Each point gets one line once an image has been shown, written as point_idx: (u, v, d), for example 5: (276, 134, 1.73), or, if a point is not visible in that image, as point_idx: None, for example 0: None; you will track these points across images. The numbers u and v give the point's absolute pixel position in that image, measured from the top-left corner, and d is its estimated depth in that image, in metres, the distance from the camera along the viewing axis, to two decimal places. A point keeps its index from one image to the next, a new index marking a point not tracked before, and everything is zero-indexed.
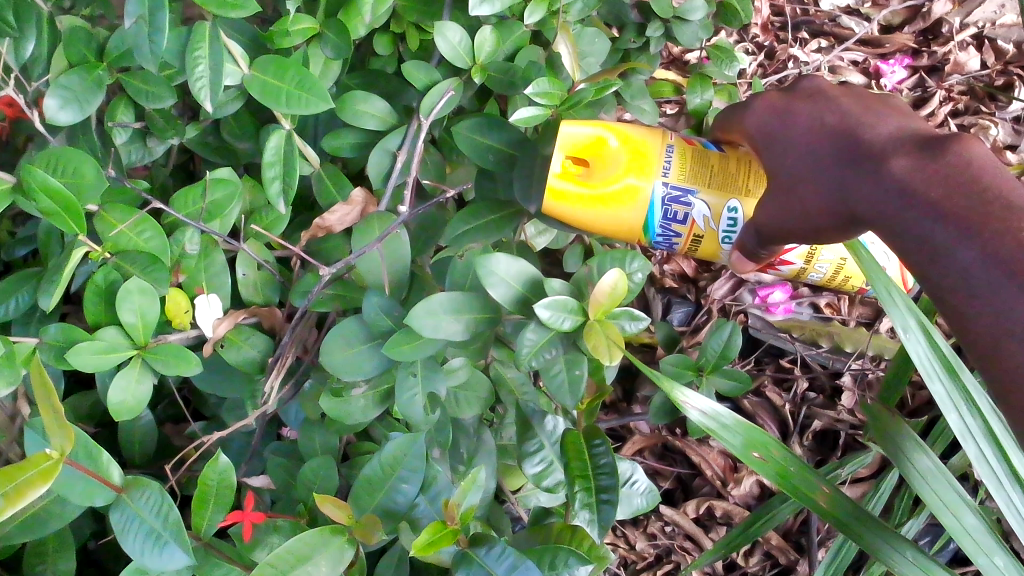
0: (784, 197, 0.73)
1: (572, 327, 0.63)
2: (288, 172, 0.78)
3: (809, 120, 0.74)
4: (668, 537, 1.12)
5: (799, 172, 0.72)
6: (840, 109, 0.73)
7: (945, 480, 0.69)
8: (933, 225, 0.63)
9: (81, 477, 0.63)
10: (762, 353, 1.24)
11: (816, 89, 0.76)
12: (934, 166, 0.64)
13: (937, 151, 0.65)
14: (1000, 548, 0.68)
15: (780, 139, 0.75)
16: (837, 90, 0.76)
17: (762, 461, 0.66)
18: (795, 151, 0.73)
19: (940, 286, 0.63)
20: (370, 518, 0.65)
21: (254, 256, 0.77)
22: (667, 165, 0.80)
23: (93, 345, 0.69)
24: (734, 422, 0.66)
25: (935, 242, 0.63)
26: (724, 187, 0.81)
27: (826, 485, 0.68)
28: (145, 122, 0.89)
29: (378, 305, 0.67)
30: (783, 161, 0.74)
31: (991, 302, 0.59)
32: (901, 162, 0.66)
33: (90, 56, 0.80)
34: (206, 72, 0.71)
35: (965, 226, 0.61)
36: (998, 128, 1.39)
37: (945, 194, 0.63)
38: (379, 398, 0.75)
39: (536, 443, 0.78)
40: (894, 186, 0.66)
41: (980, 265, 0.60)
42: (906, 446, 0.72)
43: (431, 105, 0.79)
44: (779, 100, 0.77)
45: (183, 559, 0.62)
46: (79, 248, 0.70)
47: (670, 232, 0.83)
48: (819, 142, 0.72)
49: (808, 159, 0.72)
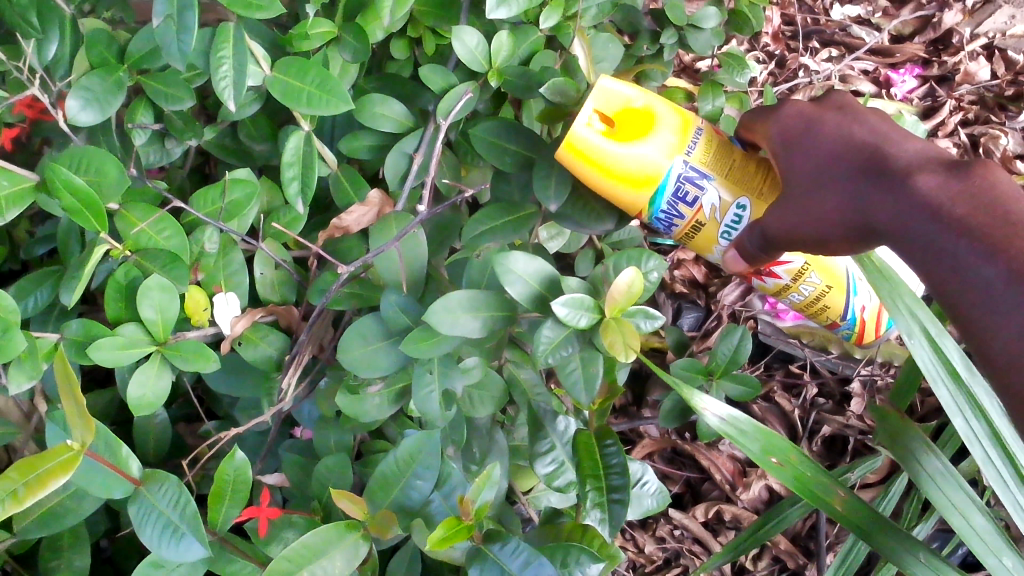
0: (799, 204, 0.74)
1: (588, 324, 0.64)
2: (306, 172, 0.79)
3: (835, 133, 0.75)
4: (677, 541, 1.12)
5: (821, 180, 0.73)
6: (867, 125, 0.75)
7: (956, 483, 0.71)
8: (957, 242, 0.66)
9: (102, 469, 0.64)
10: (772, 358, 1.25)
11: (844, 103, 0.78)
12: (960, 187, 0.67)
13: (965, 173, 0.68)
14: (1010, 549, 0.70)
15: (802, 146, 0.76)
16: (863, 107, 0.78)
17: (779, 465, 0.68)
18: (818, 160, 0.74)
19: (958, 300, 0.65)
20: (386, 516, 0.66)
21: (272, 255, 0.78)
22: (693, 145, 0.79)
23: (113, 341, 0.70)
24: (751, 428, 0.70)
25: (957, 259, 0.66)
26: (742, 183, 0.80)
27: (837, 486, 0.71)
28: (165, 123, 0.90)
29: (396, 303, 0.68)
30: (802, 168, 0.75)
31: (1011, 317, 0.62)
32: (928, 180, 0.69)
33: (111, 57, 0.81)
34: (230, 72, 0.72)
35: (989, 244, 0.64)
36: (1007, 138, 1.38)
37: (971, 213, 0.66)
38: (394, 395, 0.76)
39: (547, 443, 0.79)
40: (920, 202, 0.68)
41: (1003, 280, 0.62)
42: (918, 450, 0.74)
43: (448, 107, 0.80)
44: (803, 109, 0.78)
45: (202, 551, 0.63)
46: (101, 245, 0.71)
47: (674, 213, 0.81)
48: (844, 154, 0.73)
49: (831, 169, 0.73)
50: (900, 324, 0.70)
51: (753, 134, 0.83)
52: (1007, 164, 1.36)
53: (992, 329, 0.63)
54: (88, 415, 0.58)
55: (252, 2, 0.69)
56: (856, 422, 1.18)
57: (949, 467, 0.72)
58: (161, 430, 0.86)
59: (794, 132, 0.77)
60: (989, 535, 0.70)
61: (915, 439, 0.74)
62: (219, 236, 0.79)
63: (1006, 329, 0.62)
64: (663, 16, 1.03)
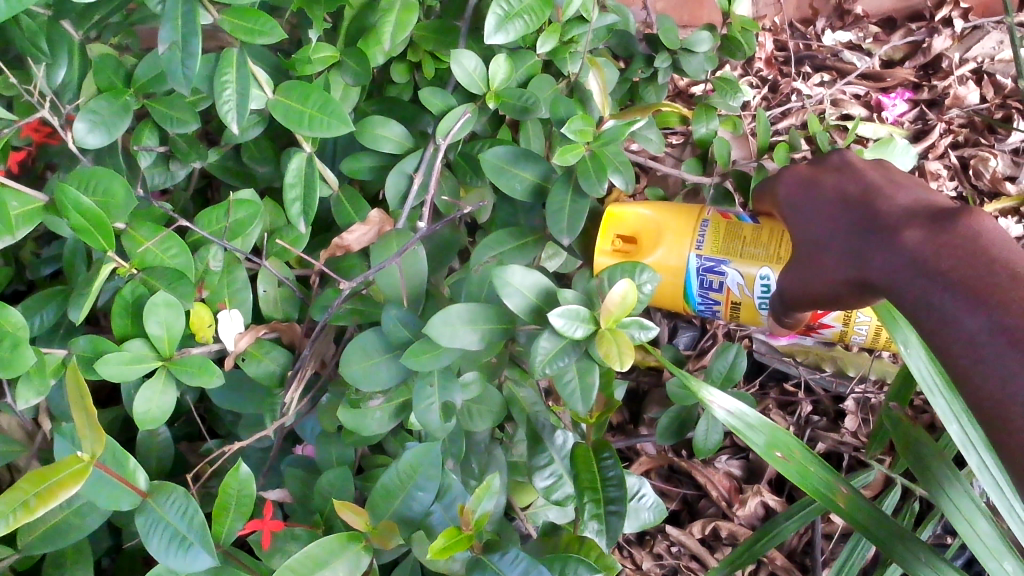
0: (807, 264, 0.77)
1: (584, 335, 0.66)
2: (308, 193, 0.81)
3: (833, 192, 0.78)
4: (674, 557, 1.13)
5: (820, 241, 0.76)
6: (863, 183, 0.77)
7: (960, 487, 0.74)
8: (942, 294, 0.65)
9: (109, 481, 0.65)
10: (767, 377, 1.27)
11: (845, 163, 0.81)
12: (944, 239, 0.67)
13: (949, 226, 0.68)
14: (1010, 552, 0.72)
15: (804, 208, 0.80)
16: (864, 164, 0.80)
17: (783, 459, 0.71)
18: (819, 220, 0.77)
19: (948, 352, 0.65)
20: (387, 525, 0.68)
21: (275, 273, 0.80)
22: (700, 239, 0.89)
23: (120, 355, 0.72)
24: (759, 422, 0.72)
25: (942, 311, 0.65)
26: (758, 255, 0.86)
27: (845, 484, 0.75)
28: (169, 146, 0.92)
29: (397, 317, 0.70)
30: (805, 229, 0.78)
31: (996, 368, 0.61)
32: (914, 234, 0.69)
33: (117, 82, 0.83)
34: (233, 96, 0.74)
35: (974, 294, 0.63)
36: (997, 160, 1.41)
37: (956, 265, 0.65)
38: (395, 409, 0.77)
39: (545, 457, 0.80)
40: (907, 256, 0.68)
41: (986, 330, 0.61)
42: (932, 462, 0.76)
43: (448, 127, 0.83)
44: (806, 175, 0.82)
45: (209, 561, 0.64)
46: (109, 264, 0.73)
47: (710, 299, 0.90)
48: (840, 212, 0.76)
49: (831, 231, 0.76)
50: (897, 334, 0.70)
51: (767, 203, 0.89)
52: (998, 185, 1.39)
53: (978, 379, 0.62)
54: (98, 427, 0.61)
55: (256, 27, 0.72)
56: (851, 439, 1.19)
57: (956, 474, 0.75)
58: (163, 446, 0.88)
59: (798, 195, 0.81)
60: (990, 539, 0.72)
61: (930, 453, 0.77)
62: (224, 254, 0.81)
63: (990, 378, 0.61)
64: (657, 41, 1.06)
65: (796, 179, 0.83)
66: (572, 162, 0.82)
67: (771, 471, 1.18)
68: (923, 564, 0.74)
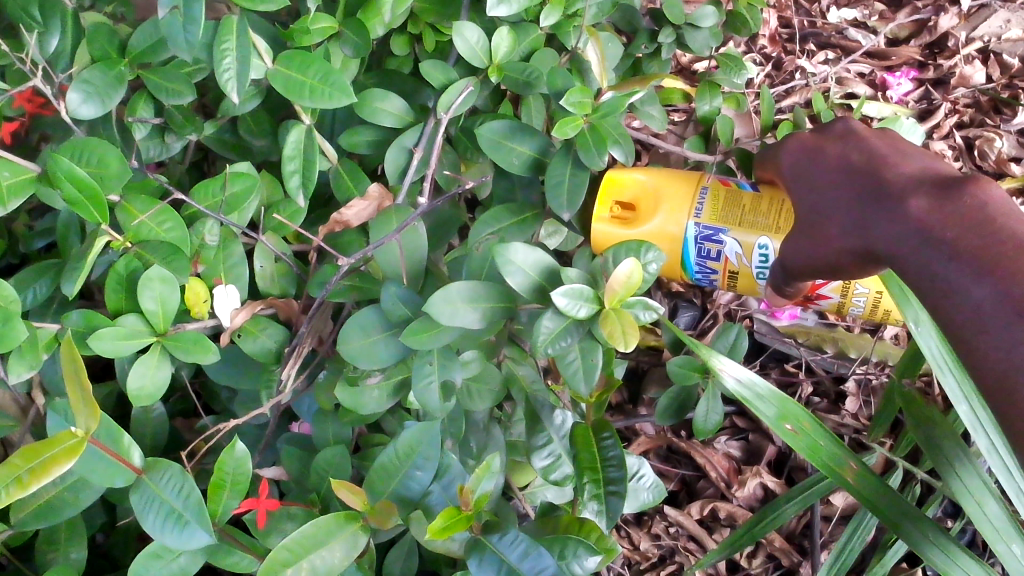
0: (809, 233, 0.76)
1: (587, 315, 0.64)
2: (307, 165, 0.80)
3: (836, 160, 0.77)
4: (672, 538, 1.13)
5: (823, 210, 0.74)
6: (867, 151, 0.76)
7: (971, 467, 0.74)
8: (949, 264, 0.64)
9: (103, 457, 0.65)
10: (767, 357, 1.25)
11: (848, 130, 0.80)
12: (951, 208, 0.66)
13: (955, 194, 0.67)
14: (1020, 537, 0.72)
15: (806, 176, 0.78)
16: (868, 132, 0.79)
17: (793, 431, 0.72)
18: (821, 189, 0.76)
19: (952, 322, 0.64)
20: (385, 505, 0.68)
21: (271, 247, 0.78)
22: (699, 206, 0.87)
23: (114, 330, 0.70)
24: (768, 393, 0.73)
25: (947, 280, 0.64)
26: (758, 224, 0.85)
27: (853, 460, 0.74)
28: (165, 118, 0.90)
29: (396, 294, 0.68)
30: (808, 198, 0.77)
31: (1002, 338, 0.60)
32: (919, 203, 0.68)
33: (112, 52, 0.81)
34: (233, 64, 0.73)
35: (980, 265, 0.62)
36: (1002, 141, 1.39)
37: (963, 234, 0.65)
38: (393, 388, 0.76)
39: (545, 436, 0.79)
40: (913, 224, 0.67)
41: (992, 301, 0.61)
42: (944, 441, 0.76)
43: (450, 101, 0.81)
44: (807, 141, 0.81)
45: (204, 538, 0.64)
46: (103, 236, 0.71)
47: (707, 267, 0.89)
48: (843, 179, 0.75)
49: (834, 198, 0.74)
50: (908, 311, 0.71)
51: (767, 169, 0.87)
52: (1002, 166, 1.37)
53: (982, 350, 0.62)
54: (92, 402, 0.59)
55: None
56: (852, 421, 1.19)
57: (969, 456, 0.74)
58: (158, 423, 0.87)
59: (800, 163, 0.80)
60: (1000, 522, 0.72)
61: (939, 434, 0.77)
62: (219, 229, 0.80)
63: (994, 349, 0.60)
64: (661, 15, 1.03)
65: (799, 147, 0.81)
66: (570, 136, 0.80)
67: (770, 452, 1.17)
68: (930, 545, 0.74)
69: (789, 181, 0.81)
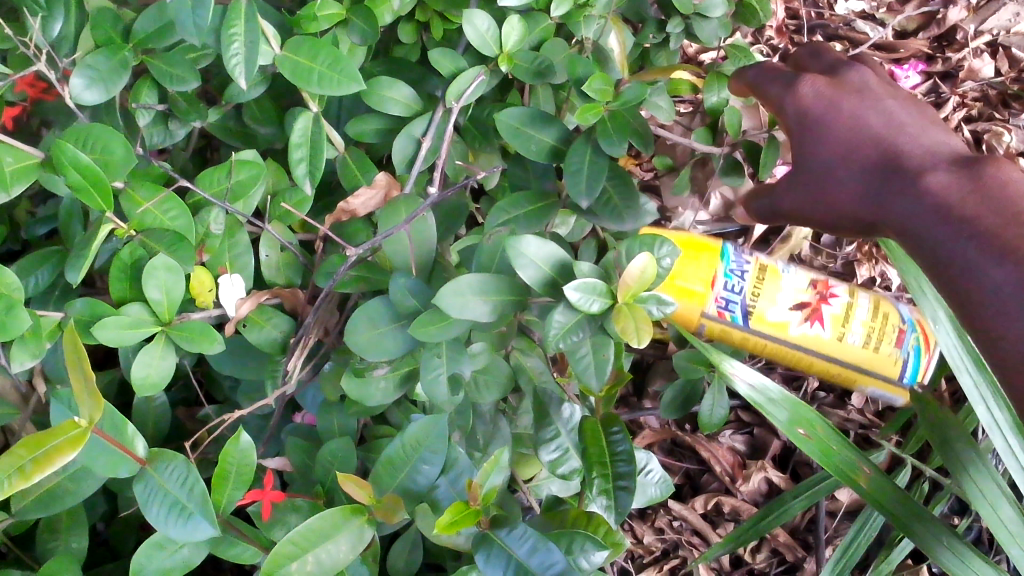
0: (816, 191, 0.76)
1: (600, 310, 0.63)
2: (315, 153, 0.79)
3: (850, 116, 0.76)
4: (675, 532, 1.13)
5: (834, 172, 0.75)
6: (884, 115, 0.75)
7: (985, 471, 0.73)
8: (955, 237, 0.64)
9: (107, 447, 0.64)
10: (773, 351, 1.26)
11: (864, 85, 0.79)
12: (968, 183, 0.66)
13: (974, 171, 0.67)
14: None
15: (815, 129, 0.76)
16: (883, 90, 0.78)
17: (806, 437, 0.72)
18: (834, 149, 0.75)
19: (956, 292, 0.64)
20: (392, 499, 0.67)
21: (278, 236, 0.77)
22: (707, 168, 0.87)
23: (118, 319, 0.70)
24: (781, 398, 0.74)
25: (953, 254, 0.65)
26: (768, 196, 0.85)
27: (866, 464, 0.74)
28: (169, 105, 0.89)
29: (405, 285, 0.67)
30: (817, 156, 0.76)
31: (1004, 314, 0.60)
32: (936, 178, 0.68)
33: (116, 37, 0.80)
34: (241, 50, 0.72)
35: (988, 240, 0.62)
36: (1011, 135, 1.39)
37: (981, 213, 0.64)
38: (400, 380, 0.75)
39: (552, 430, 0.78)
40: (927, 196, 0.67)
41: (996, 275, 0.61)
42: (956, 443, 0.76)
43: (459, 90, 0.80)
44: (819, 90, 0.78)
45: (209, 530, 0.63)
46: (107, 224, 0.70)
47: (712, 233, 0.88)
48: (859, 143, 0.74)
49: (845, 161, 0.74)
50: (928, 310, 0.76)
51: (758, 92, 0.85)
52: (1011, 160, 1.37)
53: (986, 325, 0.62)
54: (97, 393, 0.58)
55: None
56: (858, 417, 1.19)
57: (982, 457, 0.74)
58: (160, 412, 0.87)
59: (808, 113, 0.77)
60: (1015, 526, 0.72)
61: (952, 435, 0.76)
62: (225, 217, 0.78)
63: (999, 325, 0.61)
64: (671, 5, 1.02)
65: (810, 92, 0.78)
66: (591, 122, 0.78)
67: (775, 447, 1.17)
68: (945, 550, 0.73)
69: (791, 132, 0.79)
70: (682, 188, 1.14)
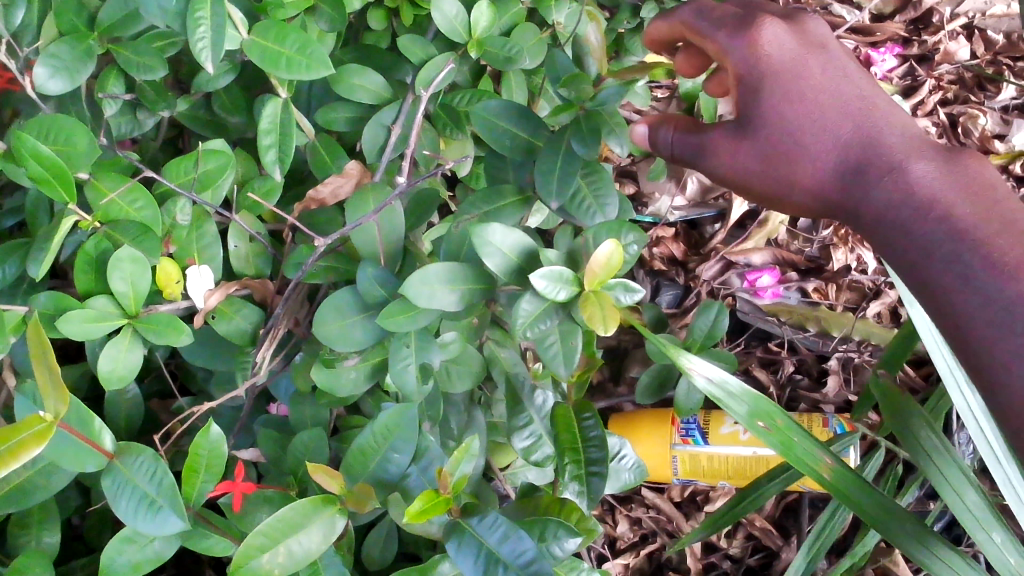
0: (777, 151, 0.77)
1: (567, 297, 0.63)
2: (284, 142, 0.78)
3: (819, 80, 0.77)
4: (652, 520, 1.15)
5: (802, 138, 0.76)
6: (855, 88, 0.78)
7: (948, 457, 0.74)
8: (936, 228, 0.68)
9: (75, 441, 0.63)
10: (750, 336, 1.26)
11: (825, 42, 0.79)
12: (954, 177, 0.70)
13: (957, 167, 0.71)
14: (999, 524, 0.73)
15: (783, 85, 0.76)
16: (843, 55, 0.80)
17: (766, 430, 0.70)
18: (803, 113, 0.76)
19: (927, 279, 0.68)
20: (363, 489, 0.66)
21: (246, 226, 0.76)
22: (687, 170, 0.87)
23: (83, 313, 0.69)
24: (741, 391, 0.71)
25: (933, 242, 0.68)
26: None
27: (828, 456, 0.72)
28: (137, 94, 0.88)
29: (372, 275, 0.66)
30: (778, 112, 0.76)
31: (983, 307, 0.63)
32: (921, 167, 0.71)
33: (81, 25, 0.79)
34: (208, 35, 0.71)
35: (973, 236, 0.65)
36: (986, 118, 1.40)
37: (968, 206, 0.67)
38: (370, 370, 0.75)
39: (524, 418, 0.78)
40: (910, 184, 0.71)
41: (976, 267, 0.64)
42: (916, 424, 0.75)
43: (428, 78, 0.79)
44: (790, 42, 0.77)
45: (178, 524, 0.63)
46: (72, 216, 0.69)
47: None
48: (832, 113, 0.76)
49: (816, 128, 0.76)
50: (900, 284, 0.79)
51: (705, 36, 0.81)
52: (986, 143, 1.38)
53: (963, 316, 0.64)
54: (61, 385, 0.58)
55: None
56: (833, 400, 1.18)
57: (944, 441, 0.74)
58: (131, 405, 0.86)
59: (774, 65, 0.76)
60: (979, 511, 0.73)
61: (917, 422, 0.75)
62: (192, 207, 0.77)
63: (975, 315, 0.63)
64: None
65: (781, 43, 0.77)
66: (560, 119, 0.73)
67: None
68: (906, 537, 0.72)
69: (743, 79, 0.78)
70: (658, 172, 1.14)
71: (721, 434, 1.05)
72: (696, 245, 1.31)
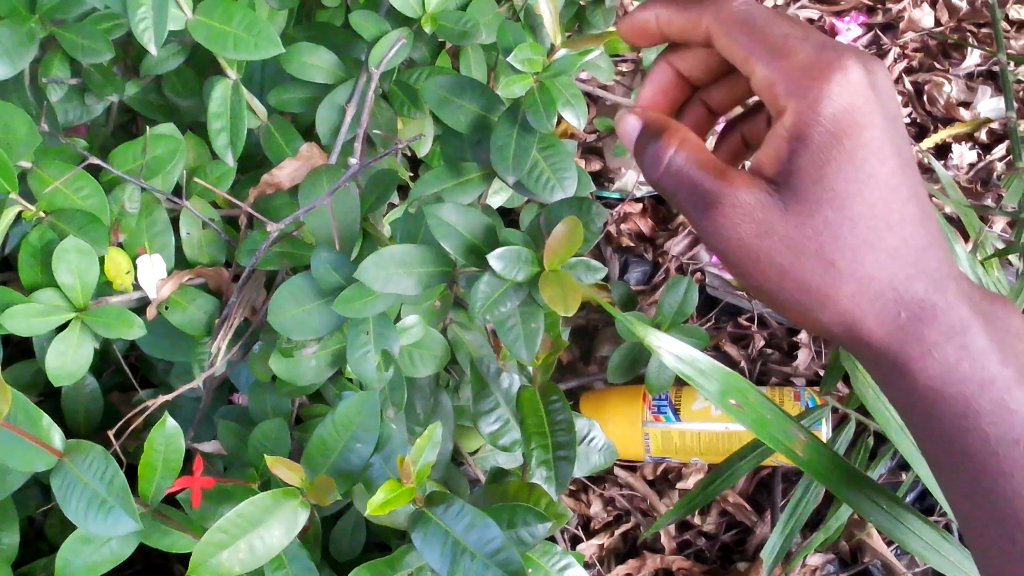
0: (818, 302, 0.63)
1: (526, 278, 0.62)
2: (235, 124, 0.75)
3: (886, 200, 0.62)
4: (626, 499, 1.15)
5: (862, 275, 0.62)
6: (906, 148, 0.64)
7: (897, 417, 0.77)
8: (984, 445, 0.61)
9: (20, 441, 0.61)
10: (720, 311, 1.25)
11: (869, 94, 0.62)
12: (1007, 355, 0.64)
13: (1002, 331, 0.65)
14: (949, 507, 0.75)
15: (845, 228, 0.61)
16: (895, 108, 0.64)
17: (739, 408, 0.65)
18: (868, 211, 0.62)
19: (961, 465, 0.62)
20: (325, 482, 0.64)
21: (199, 213, 0.74)
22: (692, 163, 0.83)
23: (28, 307, 0.66)
24: (710, 365, 0.65)
25: (975, 406, 0.62)
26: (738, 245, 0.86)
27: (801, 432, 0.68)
28: (83, 78, 0.85)
29: (327, 260, 0.64)
30: (840, 176, 0.61)
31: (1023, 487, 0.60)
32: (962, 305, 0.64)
33: (19, 6, 0.75)
34: (150, 14, 0.68)
35: (989, 471, 0.61)
36: (951, 85, 1.39)
37: (1001, 365, 0.64)
38: (330, 358, 0.73)
39: (491, 402, 0.76)
40: (951, 362, 0.63)
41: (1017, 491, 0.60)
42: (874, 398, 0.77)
43: (381, 55, 0.76)
44: (862, 89, 0.61)
45: (130, 523, 0.60)
46: (14, 206, 0.67)
47: None
48: (900, 173, 0.63)
49: (876, 237, 0.62)
50: None
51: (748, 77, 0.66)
52: (952, 111, 1.37)
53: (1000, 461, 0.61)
54: None
55: None
56: (803, 373, 1.18)
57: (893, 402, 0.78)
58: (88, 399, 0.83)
59: (832, 115, 0.61)
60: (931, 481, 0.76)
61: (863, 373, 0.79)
62: (141, 195, 0.75)
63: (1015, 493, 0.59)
64: None
65: (851, 93, 0.61)
66: (517, 93, 0.71)
67: None
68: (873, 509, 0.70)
69: (797, 124, 0.62)
70: (624, 148, 1.12)
71: (692, 411, 1.04)
72: (665, 220, 1.29)
